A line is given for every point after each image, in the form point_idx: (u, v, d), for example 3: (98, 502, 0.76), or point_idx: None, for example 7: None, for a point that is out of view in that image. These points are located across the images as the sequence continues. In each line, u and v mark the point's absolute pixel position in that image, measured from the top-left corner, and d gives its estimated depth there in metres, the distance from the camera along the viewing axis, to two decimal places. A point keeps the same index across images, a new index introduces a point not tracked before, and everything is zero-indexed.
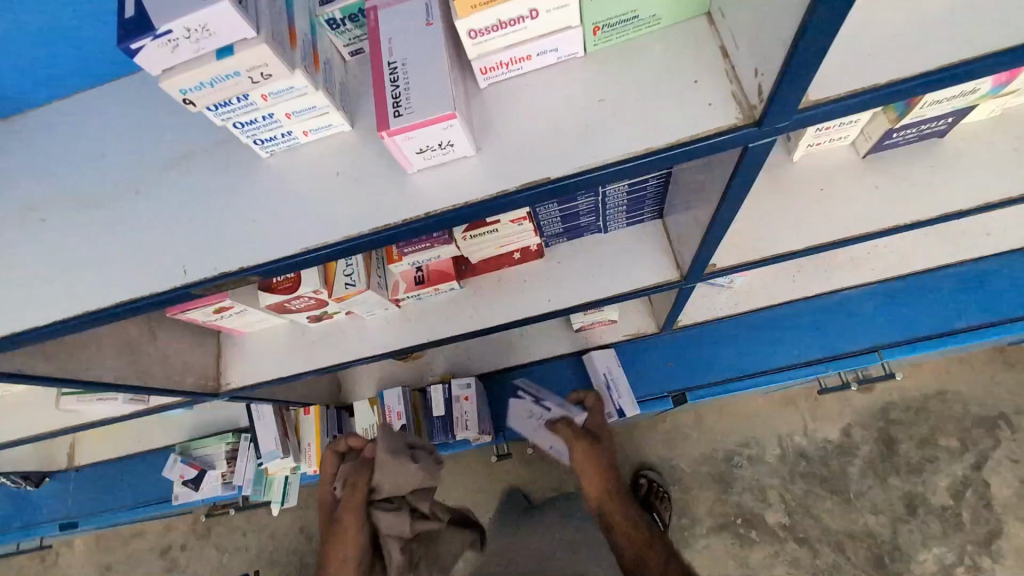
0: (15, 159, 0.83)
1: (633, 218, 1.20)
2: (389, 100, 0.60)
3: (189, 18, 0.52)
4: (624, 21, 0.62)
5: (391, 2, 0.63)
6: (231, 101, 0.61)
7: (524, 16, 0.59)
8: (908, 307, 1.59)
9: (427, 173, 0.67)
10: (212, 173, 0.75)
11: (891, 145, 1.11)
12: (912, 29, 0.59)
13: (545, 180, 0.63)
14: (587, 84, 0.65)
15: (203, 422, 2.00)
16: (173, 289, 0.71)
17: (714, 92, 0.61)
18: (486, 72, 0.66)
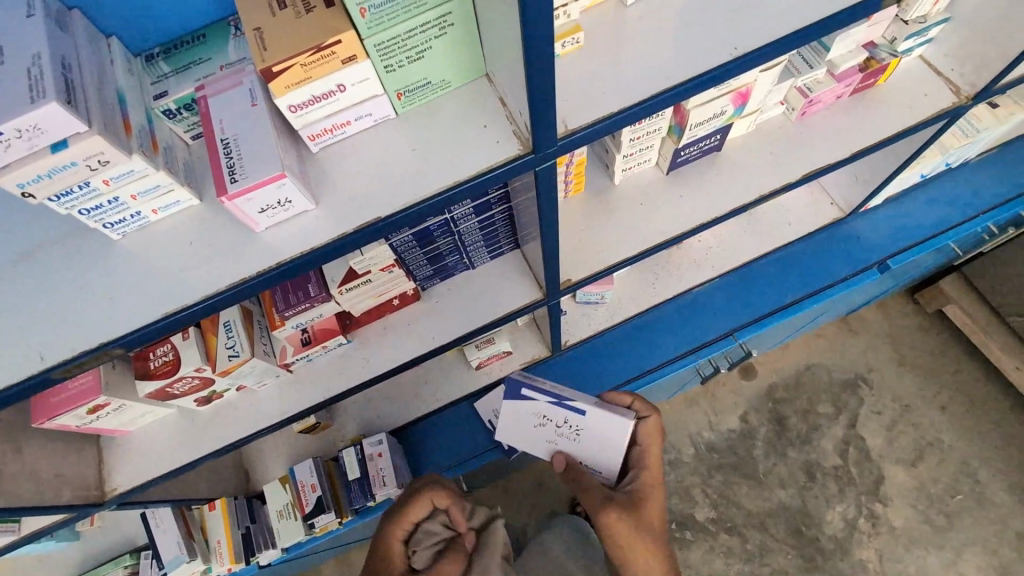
0: None
1: (495, 251, 1.34)
2: (225, 170, 0.69)
3: (19, 121, 0.59)
4: (420, 87, 0.77)
5: (219, 91, 0.74)
6: (73, 189, 0.68)
7: (334, 90, 0.72)
8: (747, 295, 1.89)
9: (274, 230, 0.76)
10: (63, 262, 0.78)
11: (684, 161, 1.36)
12: (630, 69, 0.79)
13: (376, 220, 0.75)
14: (402, 138, 0.79)
15: (95, 550, 1.81)
16: (32, 377, 0.73)
17: (499, 131, 0.77)
18: (314, 138, 0.77)
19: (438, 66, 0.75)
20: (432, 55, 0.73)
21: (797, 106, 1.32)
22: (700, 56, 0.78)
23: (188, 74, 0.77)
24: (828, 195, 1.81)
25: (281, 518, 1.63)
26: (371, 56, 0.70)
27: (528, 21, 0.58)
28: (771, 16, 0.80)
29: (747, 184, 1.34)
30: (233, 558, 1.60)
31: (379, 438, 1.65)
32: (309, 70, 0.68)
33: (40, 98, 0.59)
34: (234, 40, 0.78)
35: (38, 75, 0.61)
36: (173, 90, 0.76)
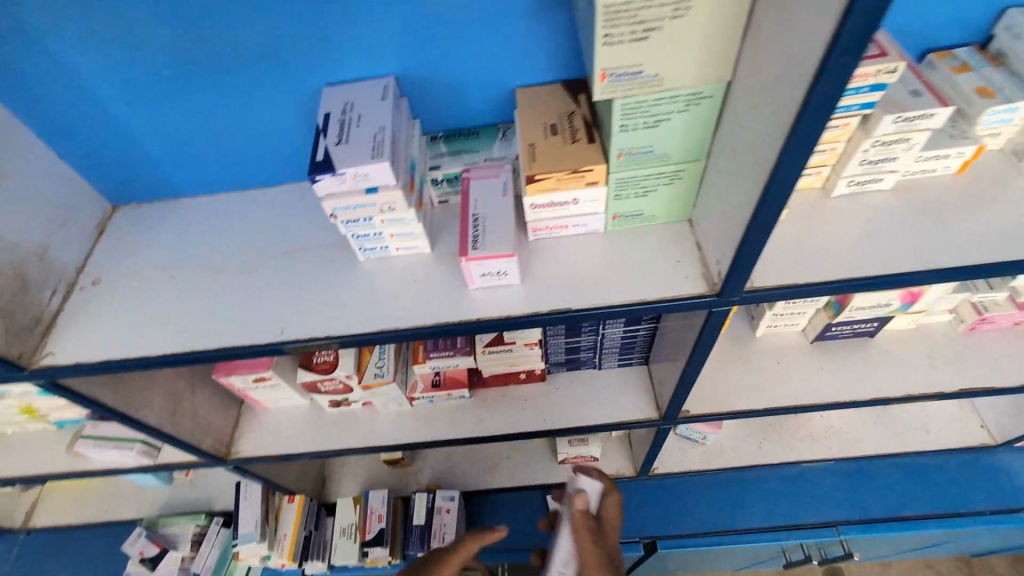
0: (166, 231, 1.10)
1: (623, 360, 1.42)
2: (470, 238, 0.87)
3: (359, 168, 0.81)
4: (634, 215, 0.92)
5: (480, 178, 0.94)
6: (360, 219, 0.89)
7: (570, 201, 0.88)
8: (862, 490, 1.75)
9: (481, 292, 0.92)
10: (316, 265, 1.00)
11: (832, 337, 1.38)
12: (820, 252, 0.87)
13: (567, 310, 0.88)
14: (605, 250, 0.93)
15: (178, 499, 1.99)
16: (269, 344, 0.93)
17: (690, 270, 0.88)
18: (536, 230, 0.94)
19: (656, 204, 0.90)
20: (654, 195, 0.88)
21: (967, 320, 1.32)
22: (894, 259, 0.85)
23: (459, 158, 0.99)
24: (979, 416, 1.73)
25: (342, 535, 1.72)
26: (608, 185, 0.86)
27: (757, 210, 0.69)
28: (973, 241, 0.85)
29: (892, 380, 1.33)
30: (290, 555, 1.69)
31: (452, 494, 1.72)
32: (560, 184, 0.85)
33: (378, 156, 0.81)
34: (500, 142, 1.00)
35: (380, 140, 0.84)
36: (445, 166, 0.98)
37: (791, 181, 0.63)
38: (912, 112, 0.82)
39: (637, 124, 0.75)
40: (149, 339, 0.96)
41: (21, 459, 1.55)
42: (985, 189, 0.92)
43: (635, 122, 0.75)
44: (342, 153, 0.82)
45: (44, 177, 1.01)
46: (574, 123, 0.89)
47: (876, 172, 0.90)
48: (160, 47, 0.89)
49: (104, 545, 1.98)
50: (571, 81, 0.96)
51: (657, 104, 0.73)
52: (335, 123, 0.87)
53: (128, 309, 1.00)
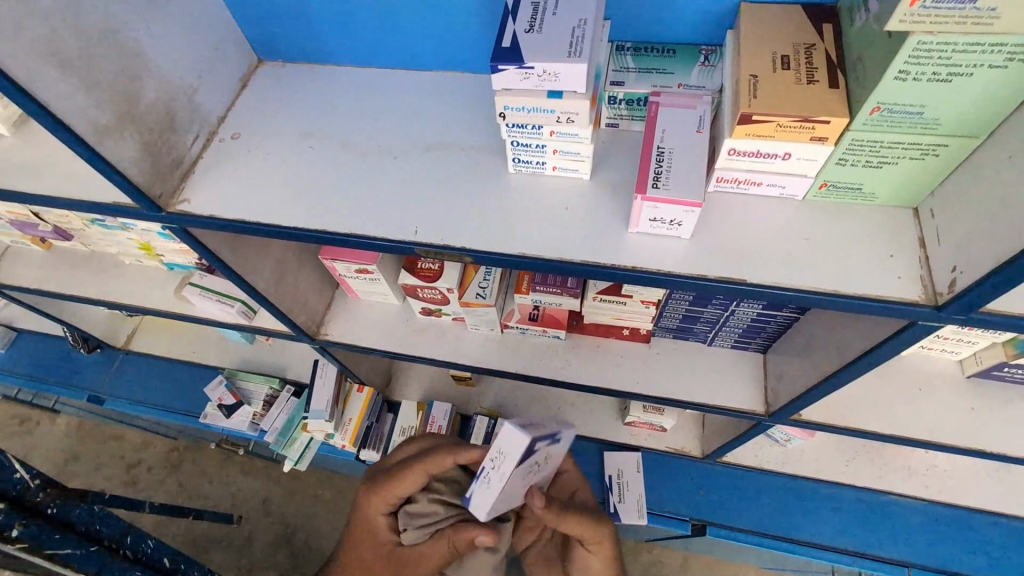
0: (310, 97, 1.05)
1: (739, 343, 1.30)
2: (650, 173, 0.75)
3: (551, 65, 0.69)
4: (848, 188, 0.76)
5: (671, 105, 0.80)
6: (528, 126, 0.78)
7: (780, 154, 0.73)
8: (948, 539, 1.60)
9: (641, 237, 0.81)
10: (461, 168, 0.92)
11: (995, 377, 1.22)
12: None
13: (741, 282, 0.76)
14: (797, 222, 0.79)
15: (256, 359, 2.10)
16: (401, 241, 0.87)
17: (904, 269, 0.73)
18: (720, 181, 0.80)
19: (883, 181, 0.73)
20: (887, 170, 0.72)
21: None
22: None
23: (648, 76, 0.84)
24: None
25: (400, 434, 1.77)
26: (837, 146, 0.70)
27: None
28: None
29: None
30: (352, 440, 1.76)
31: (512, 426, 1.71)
32: (779, 132, 0.70)
33: (574, 54, 0.69)
34: (701, 68, 0.84)
35: (579, 36, 0.71)
36: (630, 84, 0.84)
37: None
38: None
39: (923, 72, 0.59)
40: (282, 208, 0.93)
41: (135, 291, 1.64)
42: None
43: (922, 69, 0.59)
44: (533, 42, 0.71)
45: (201, 12, 0.96)
46: (812, 59, 0.72)
47: None
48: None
49: (188, 382, 2.15)
50: (813, 6, 0.78)
51: (966, 50, 0.56)
52: (527, 7, 0.75)
53: (263, 171, 0.97)
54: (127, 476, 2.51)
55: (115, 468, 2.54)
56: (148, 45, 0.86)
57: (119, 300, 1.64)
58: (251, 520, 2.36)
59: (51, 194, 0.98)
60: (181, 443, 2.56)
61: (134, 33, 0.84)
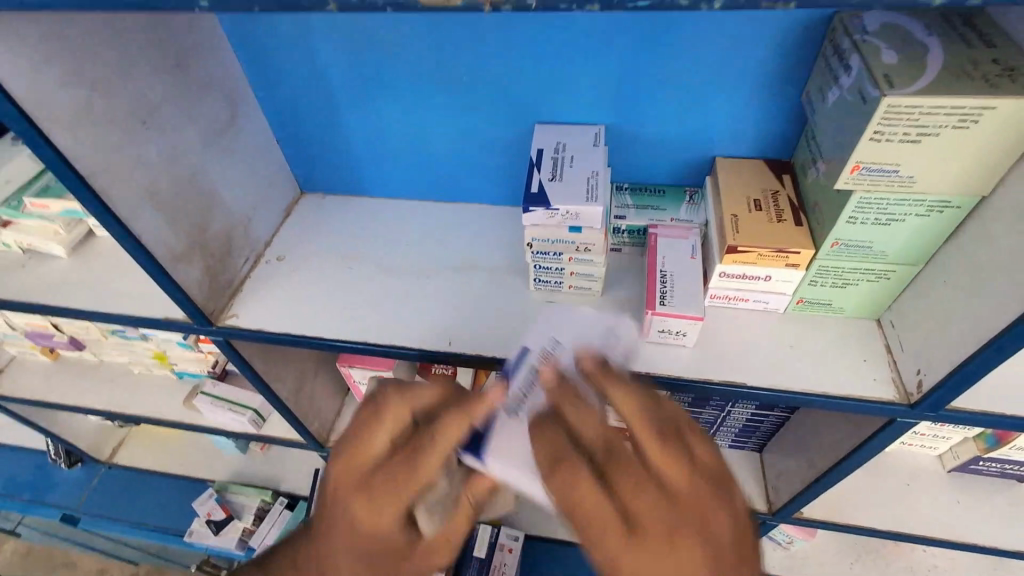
0: (348, 224, 1.19)
1: (736, 442, 1.37)
2: (657, 293, 0.88)
3: (572, 207, 0.84)
4: (821, 303, 0.90)
5: (668, 236, 0.96)
6: (550, 253, 0.93)
7: (762, 277, 0.88)
8: None
9: (651, 347, 0.92)
10: (486, 286, 1.05)
11: (973, 471, 1.30)
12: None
13: (742, 384, 0.87)
14: (782, 331, 0.92)
15: (248, 471, 2.05)
16: (436, 351, 0.96)
17: (878, 372, 0.85)
18: (714, 297, 0.94)
19: (849, 298, 0.88)
20: (852, 288, 0.86)
21: None
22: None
23: (645, 212, 1.01)
24: None
25: None
26: (808, 270, 0.85)
27: (999, 335, 0.66)
28: None
29: None
30: None
31: (516, 535, 1.70)
32: (760, 259, 0.85)
33: (595, 200, 0.85)
34: (688, 205, 1.02)
35: (593, 183, 0.88)
36: (631, 218, 1.01)
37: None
38: None
39: (867, 219, 0.75)
40: (324, 322, 1.02)
41: (141, 401, 1.65)
42: None
43: (867, 216, 0.75)
44: (559, 190, 0.87)
45: (262, 156, 1.12)
46: (778, 202, 0.90)
47: None
48: (396, 59, 0.97)
49: (172, 497, 2.05)
50: (773, 161, 0.97)
51: (898, 204, 0.73)
52: (548, 162, 0.92)
53: (306, 289, 1.07)
54: None
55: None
56: (220, 183, 1.00)
57: (123, 411, 1.64)
58: None
59: (104, 310, 1.07)
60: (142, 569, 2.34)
61: (211, 175, 0.98)
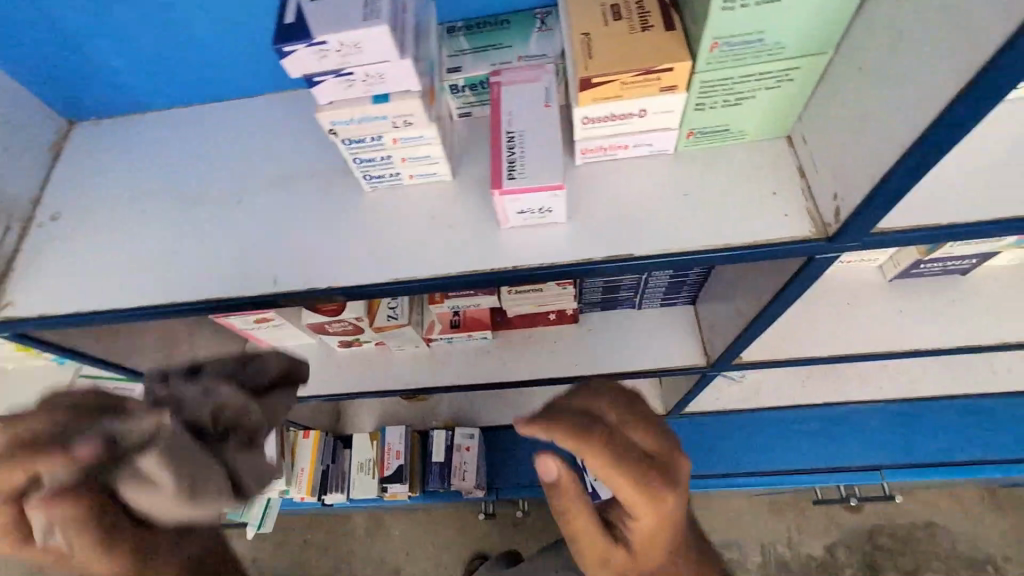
0: (134, 154, 0.91)
1: (668, 300, 1.26)
2: (504, 165, 0.67)
3: (345, 36, 0.56)
4: (716, 131, 0.71)
5: (515, 82, 0.72)
6: (366, 139, 0.69)
7: (634, 113, 0.67)
8: (908, 433, 1.66)
9: (517, 232, 0.73)
10: (313, 197, 0.82)
11: (914, 275, 1.22)
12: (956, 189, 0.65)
13: (629, 255, 0.70)
14: (673, 177, 0.73)
15: None
16: (261, 296, 0.76)
17: (789, 205, 0.68)
18: (586, 153, 0.74)
19: (748, 117, 0.68)
20: (749, 104, 0.66)
21: None
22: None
23: (486, 56, 0.76)
24: None
25: (359, 470, 1.65)
26: (690, 91, 0.64)
27: (927, 130, 0.48)
28: None
29: (979, 332, 1.15)
30: (310, 489, 1.65)
31: (471, 432, 1.66)
32: (624, 89, 0.64)
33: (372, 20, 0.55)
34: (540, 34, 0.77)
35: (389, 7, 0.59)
36: (468, 68, 0.75)
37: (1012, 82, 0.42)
38: None
39: None
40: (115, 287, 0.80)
41: (25, 398, 1.48)
42: None
43: None
44: (319, 11, 0.57)
45: None
46: (643, 3, 0.66)
47: None
48: None
49: None
50: None
51: None
52: None
53: (93, 250, 0.84)
54: None
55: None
56: None
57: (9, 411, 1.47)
58: None
59: None
60: None
61: None
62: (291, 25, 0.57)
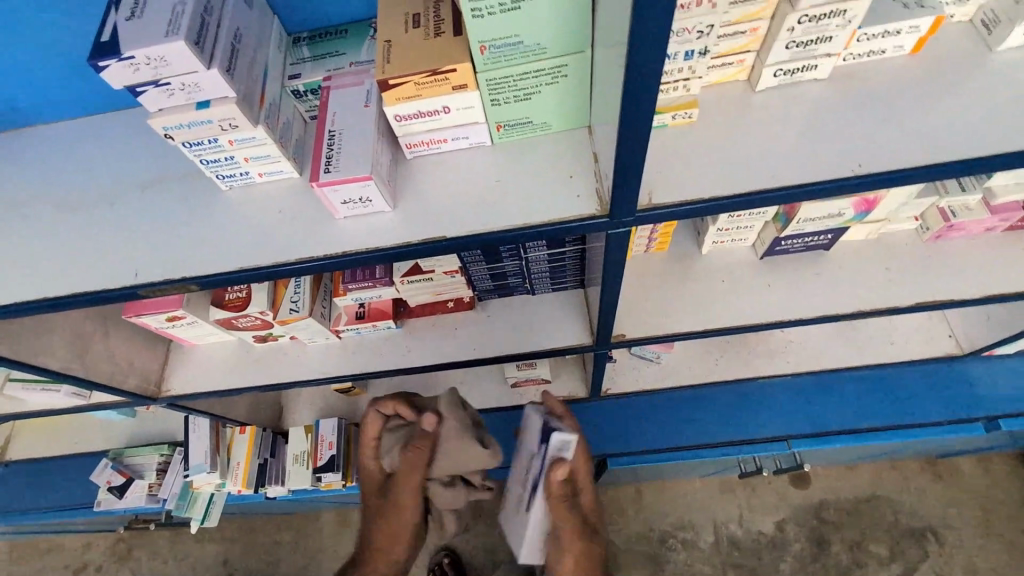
0: (17, 164, 0.97)
1: (558, 285, 1.34)
2: (323, 160, 0.75)
3: (151, 50, 0.63)
4: (521, 124, 0.79)
5: (342, 85, 0.80)
6: (203, 141, 0.76)
7: (439, 110, 0.75)
8: (818, 405, 1.72)
9: (350, 221, 0.81)
10: (177, 197, 0.89)
11: (780, 250, 1.27)
12: (724, 164, 0.73)
13: (442, 238, 0.78)
14: (489, 166, 0.81)
15: (141, 432, 2.01)
16: (124, 288, 0.83)
17: (582, 186, 0.76)
18: (412, 147, 0.82)
19: (543, 109, 0.76)
20: (539, 98, 0.74)
21: (932, 228, 1.21)
22: (826, 159, 0.71)
23: (321, 63, 0.84)
24: (950, 325, 1.63)
25: (295, 462, 1.74)
26: (480, 88, 0.72)
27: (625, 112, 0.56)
28: (904, 145, 0.70)
29: (845, 295, 1.23)
30: (245, 483, 1.72)
31: None
32: (421, 89, 0.72)
33: (173, 35, 0.63)
34: (370, 41, 0.84)
35: (198, 23, 0.66)
36: (306, 74, 0.83)
37: (658, 57, 0.51)
38: (791, 65, 0.74)
39: (491, 5, 0.61)
40: None
41: None
42: (932, 77, 0.76)
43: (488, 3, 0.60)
44: (130, 30, 0.64)
45: None
46: (439, 11, 0.73)
47: (809, 55, 0.73)
48: None
49: (76, 476, 2.04)
50: None
51: None
52: None
53: None
54: None
55: (63, 575, 2.51)
56: None
57: None
58: None
59: None
60: (121, 533, 2.53)
61: None
62: (104, 42, 0.64)
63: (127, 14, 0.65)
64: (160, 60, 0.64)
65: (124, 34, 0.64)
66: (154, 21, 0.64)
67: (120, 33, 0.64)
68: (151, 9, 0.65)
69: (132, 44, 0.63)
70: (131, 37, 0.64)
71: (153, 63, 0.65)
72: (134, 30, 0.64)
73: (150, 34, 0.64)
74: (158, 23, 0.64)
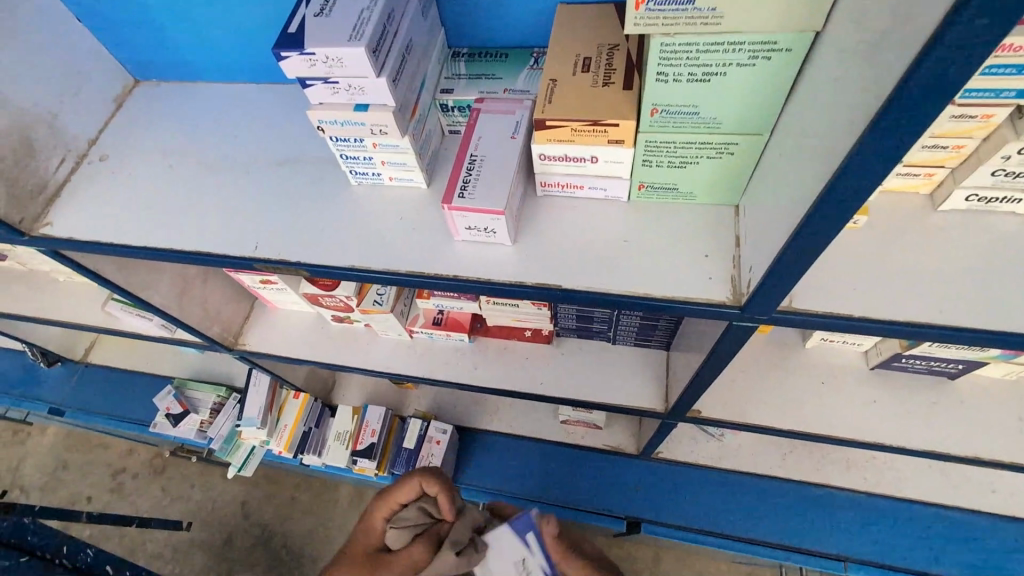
0: (176, 116, 1.04)
1: (641, 341, 1.28)
2: (459, 183, 0.74)
3: (332, 51, 0.64)
4: (665, 188, 0.75)
5: (492, 110, 0.79)
6: (350, 139, 0.77)
7: (586, 158, 0.72)
8: (887, 533, 1.55)
9: (467, 245, 0.80)
10: (308, 181, 0.91)
11: (899, 367, 1.16)
12: (885, 283, 0.66)
13: (556, 287, 0.75)
14: (620, 223, 0.78)
15: (206, 369, 2.12)
16: (241, 257, 0.85)
17: (717, 269, 0.71)
18: (545, 186, 0.79)
19: (695, 179, 0.72)
20: (695, 168, 0.70)
21: None
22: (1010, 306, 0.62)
23: (476, 83, 0.83)
24: None
25: (336, 439, 1.75)
26: (636, 147, 0.68)
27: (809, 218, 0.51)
28: None
29: (962, 438, 1.10)
30: (287, 445, 1.76)
31: (445, 428, 1.72)
32: (575, 135, 0.69)
33: (355, 40, 0.64)
34: (529, 71, 0.83)
35: (381, 32, 0.67)
36: (458, 91, 0.83)
37: (867, 184, 0.46)
38: (991, 192, 0.67)
39: (680, 73, 0.57)
40: (125, 228, 0.91)
41: (63, 308, 1.66)
42: None
43: (677, 70, 0.57)
44: (318, 27, 0.66)
45: (61, 42, 0.98)
46: (613, 60, 0.70)
47: (1018, 188, 0.66)
48: None
49: (141, 393, 2.18)
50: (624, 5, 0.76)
51: (710, 49, 0.54)
52: None
53: (121, 190, 0.96)
54: (112, 483, 2.65)
55: (103, 475, 2.68)
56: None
57: (49, 317, 1.66)
58: (219, 529, 2.46)
59: None
60: (161, 451, 2.68)
61: None
62: (291, 34, 0.66)
63: (318, 12, 0.67)
64: (336, 60, 0.65)
65: (312, 29, 0.65)
66: (341, 23, 0.66)
67: (307, 27, 0.66)
68: (341, 10, 0.67)
69: (317, 41, 0.65)
70: (317, 35, 0.65)
71: (328, 62, 0.66)
72: (321, 28, 0.66)
73: (335, 34, 0.65)
74: (344, 25, 0.65)
